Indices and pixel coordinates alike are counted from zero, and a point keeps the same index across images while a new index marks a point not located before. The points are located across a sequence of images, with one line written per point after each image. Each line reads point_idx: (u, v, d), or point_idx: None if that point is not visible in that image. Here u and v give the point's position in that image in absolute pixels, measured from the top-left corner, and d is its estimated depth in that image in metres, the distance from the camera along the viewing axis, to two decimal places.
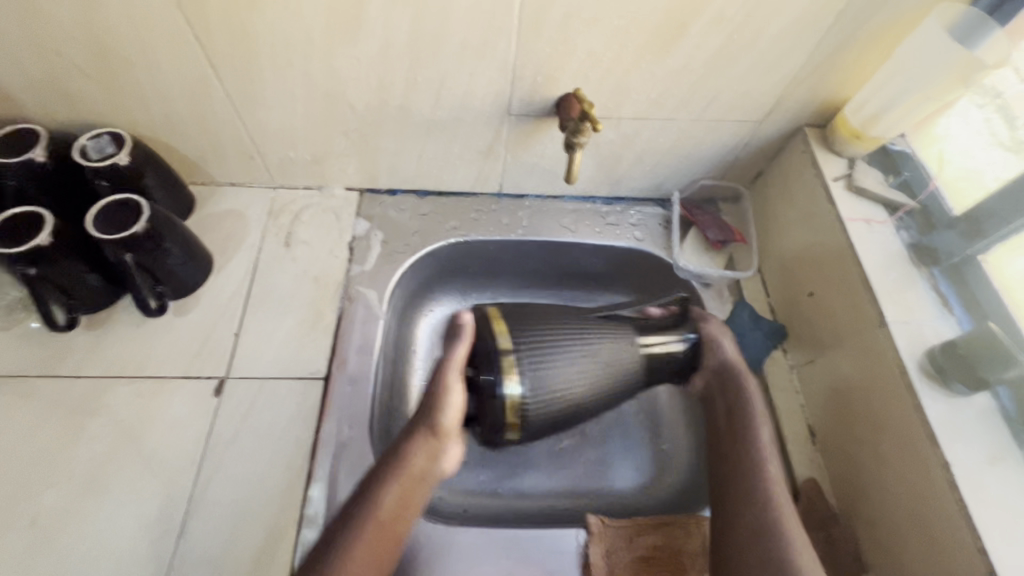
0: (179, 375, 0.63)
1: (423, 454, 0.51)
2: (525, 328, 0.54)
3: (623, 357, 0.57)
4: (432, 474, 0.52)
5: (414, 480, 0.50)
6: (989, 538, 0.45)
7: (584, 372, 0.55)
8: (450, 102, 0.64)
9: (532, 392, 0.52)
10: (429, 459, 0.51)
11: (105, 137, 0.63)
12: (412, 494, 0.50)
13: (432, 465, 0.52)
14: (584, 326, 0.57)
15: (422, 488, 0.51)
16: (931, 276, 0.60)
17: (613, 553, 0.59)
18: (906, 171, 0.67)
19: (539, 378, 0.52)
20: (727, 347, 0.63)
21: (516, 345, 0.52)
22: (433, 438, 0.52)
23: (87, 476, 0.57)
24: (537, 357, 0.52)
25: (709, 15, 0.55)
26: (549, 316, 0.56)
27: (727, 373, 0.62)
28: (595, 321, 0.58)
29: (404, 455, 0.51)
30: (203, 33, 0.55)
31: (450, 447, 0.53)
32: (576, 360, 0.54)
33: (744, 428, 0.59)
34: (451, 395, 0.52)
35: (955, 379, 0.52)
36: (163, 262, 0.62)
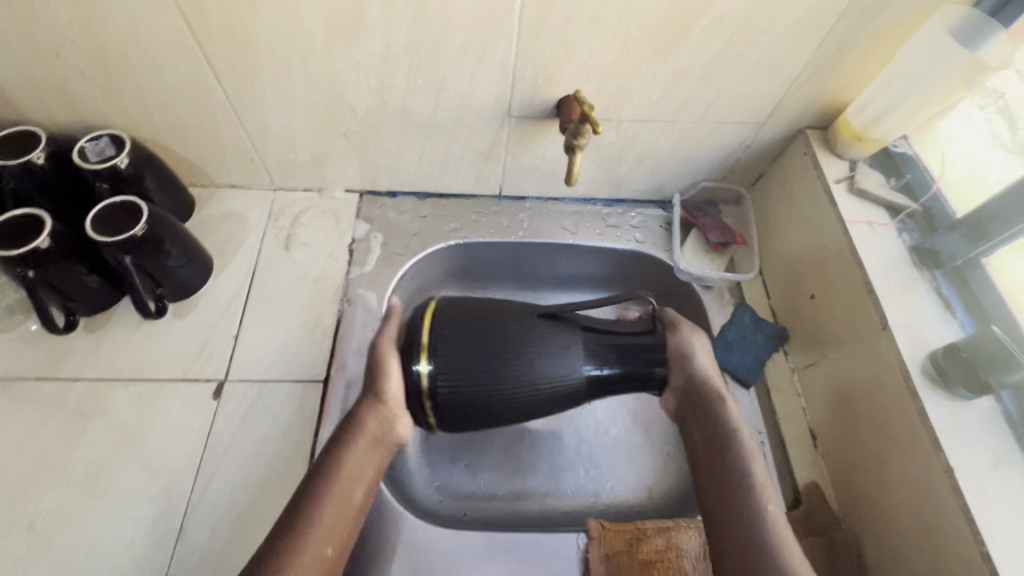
0: (178, 377, 0.63)
1: (374, 418, 0.54)
2: (446, 325, 0.54)
3: (564, 366, 0.53)
4: (386, 438, 0.55)
5: (369, 441, 0.53)
6: (992, 544, 0.45)
7: (517, 371, 0.52)
8: (450, 104, 0.64)
9: (453, 384, 0.52)
10: (382, 422, 0.54)
11: (105, 139, 0.63)
12: (370, 456, 0.53)
13: (387, 425, 0.55)
14: (524, 327, 0.54)
15: (377, 454, 0.54)
16: (933, 279, 0.60)
17: (614, 557, 0.58)
18: (907, 175, 0.66)
19: (459, 370, 0.52)
20: (700, 357, 0.60)
21: (437, 338, 0.53)
22: (383, 404, 0.54)
23: (86, 479, 0.57)
24: (452, 353, 0.52)
25: (710, 17, 0.54)
26: (490, 314, 0.55)
27: (701, 386, 0.59)
28: (540, 323, 0.55)
29: (356, 423, 0.54)
30: (203, 35, 0.54)
31: (403, 412, 0.56)
32: (517, 356, 0.53)
33: (719, 439, 0.56)
34: (389, 364, 0.54)
35: (958, 383, 0.51)
36: (163, 265, 0.62)
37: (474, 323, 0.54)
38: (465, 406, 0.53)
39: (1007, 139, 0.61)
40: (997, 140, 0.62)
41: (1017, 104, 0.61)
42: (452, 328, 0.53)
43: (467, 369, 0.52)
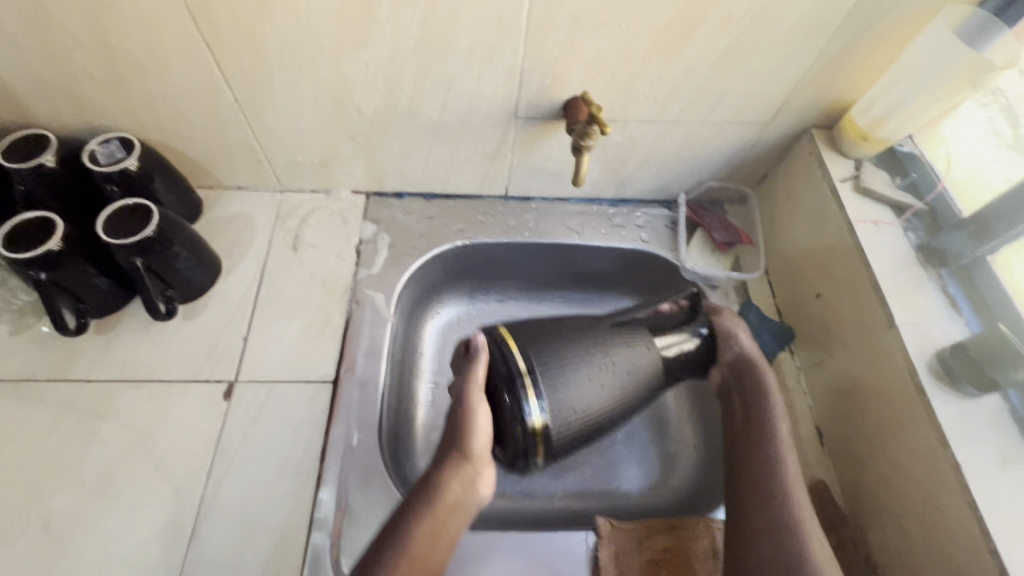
0: (188, 378, 0.63)
1: (458, 480, 0.50)
2: (540, 349, 0.49)
3: (637, 362, 0.53)
4: (469, 502, 0.51)
5: (451, 507, 0.49)
6: (1001, 540, 0.45)
7: (601, 388, 0.50)
8: (457, 106, 0.64)
9: (561, 415, 0.47)
10: (465, 483, 0.51)
11: (114, 142, 0.64)
12: (448, 525, 0.49)
13: (467, 491, 0.51)
14: (598, 337, 0.52)
15: (460, 516, 0.50)
16: (939, 277, 0.60)
17: (623, 555, 0.59)
18: (912, 173, 0.66)
19: (561, 401, 0.47)
20: (743, 337, 0.63)
21: (529, 364, 0.48)
22: (468, 463, 0.50)
23: (98, 480, 0.57)
24: (559, 377, 0.48)
25: (715, 18, 0.55)
26: (551, 329, 0.52)
27: (744, 365, 0.62)
28: (607, 330, 0.54)
29: (439, 483, 0.50)
30: (213, 39, 0.55)
31: (484, 472, 0.52)
32: (599, 373, 0.50)
33: (756, 413, 0.59)
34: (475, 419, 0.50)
35: (965, 381, 0.52)
36: (173, 266, 0.62)
37: (562, 343, 0.50)
38: (565, 437, 0.49)
39: (1009, 137, 0.62)
40: (999, 138, 0.62)
41: (1018, 102, 0.63)
42: (536, 349, 0.49)
43: (570, 393, 0.48)
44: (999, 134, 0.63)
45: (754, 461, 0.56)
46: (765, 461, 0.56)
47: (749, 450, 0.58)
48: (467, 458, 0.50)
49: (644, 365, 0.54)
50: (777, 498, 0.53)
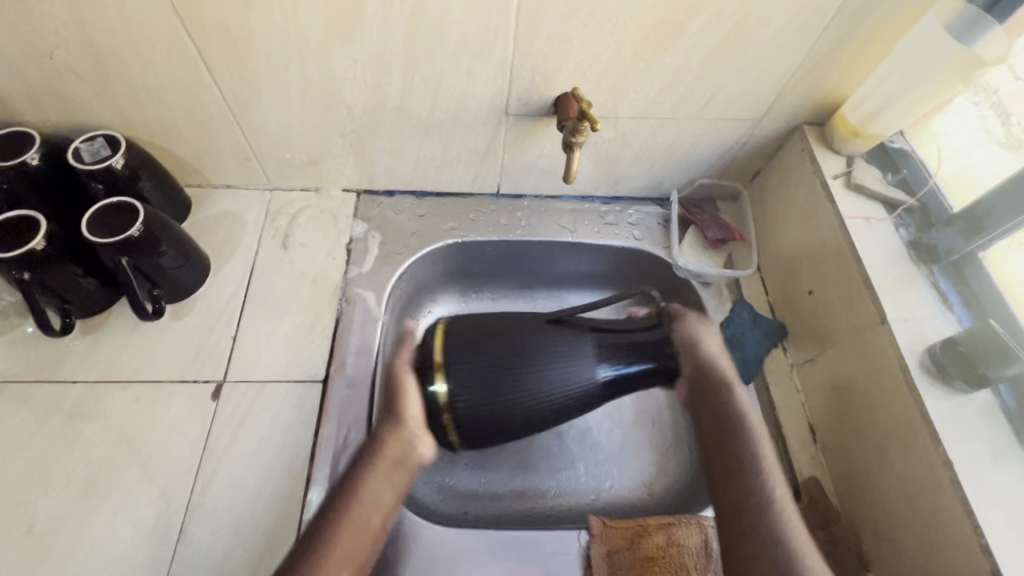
0: (176, 379, 0.63)
1: (393, 439, 0.53)
2: (467, 346, 0.56)
3: (573, 377, 0.55)
4: (411, 459, 0.53)
5: (390, 464, 0.51)
6: (992, 536, 0.45)
7: (519, 385, 0.54)
8: (447, 103, 0.64)
9: (473, 406, 0.54)
10: (400, 437, 0.53)
11: (99, 139, 0.63)
12: (390, 480, 0.50)
13: (409, 449, 0.53)
14: (539, 343, 0.56)
15: (399, 478, 0.51)
16: (930, 274, 0.60)
17: (616, 554, 0.58)
18: (904, 170, 0.66)
19: (474, 394, 0.54)
20: (708, 345, 0.59)
21: (449, 361, 0.55)
22: (405, 421, 0.54)
23: (84, 482, 0.57)
24: (479, 372, 0.54)
25: (706, 14, 0.55)
26: (489, 322, 0.58)
27: (710, 372, 0.58)
28: (550, 330, 0.57)
29: (371, 452, 0.51)
30: (198, 35, 0.54)
31: (421, 436, 0.54)
32: (530, 376, 0.54)
33: (727, 423, 0.55)
34: (405, 389, 0.55)
35: (957, 377, 0.51)
36: (160, 266, 0.62)
37: (491, 341, 0.56)
38: (483, 426, 0.55)
39: (1001, 134, 0.62)
40: (991, 136, 0.63)
41: (1011, 99, 0.62)
42: (457, 344, 0.56)
43: (481, 385, 0.54)
44: (990, 132, 0.63)
45: (733, 477, 0.51)
46: (739, 456, 0.52)
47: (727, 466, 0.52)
48: (403, 419, 0.54)
49: (574, 376, 0.55)
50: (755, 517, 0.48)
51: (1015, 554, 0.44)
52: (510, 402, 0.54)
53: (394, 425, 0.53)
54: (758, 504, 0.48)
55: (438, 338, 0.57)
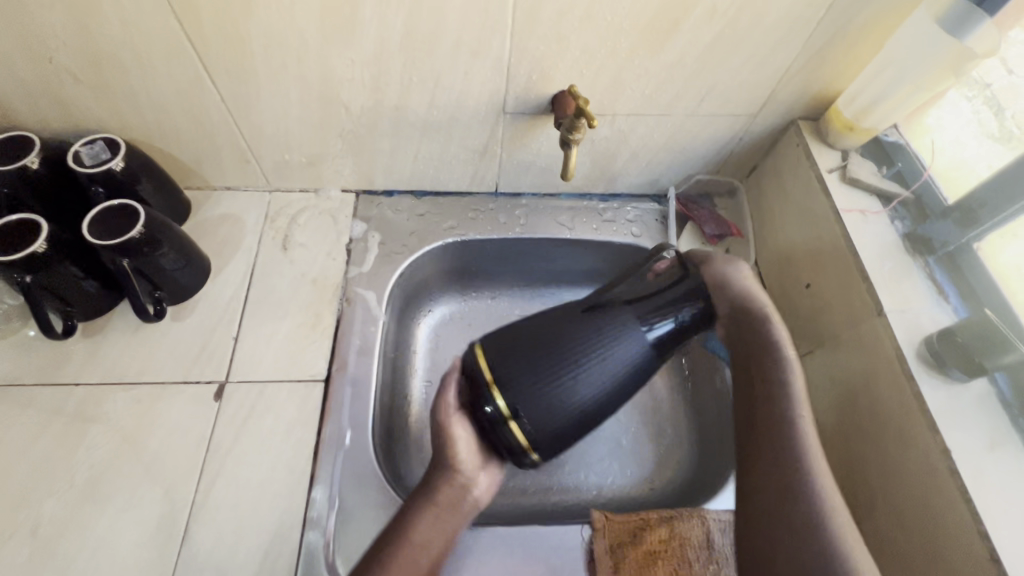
0: (178, 380, 0.63)
1: (450, 484, 0.52)
2: (506, 359, 0.48)
3: (622, 358, 0.49)
4: (467, 501, 0.52)
5: (446, 507, 0.51)
6: (990, 524, 0.46)
7: (585, 382, 0.48)
8: (445, 102, 0.64)
9: (541, 418, 0.47)
10: (456, 480, 0.52)
11: (99, 143, 0.63)
12: (444, 521, 0.51)
13: (463, 492, 0.52)
14: (584, 337, 0.49)
15: (454, 514, 0.52)
16: (925, 264, 0.60)
17: (618, 549, 0.59)
18: (899, 163, 0.67)
19: (532, 408, 0.47)
20: (739, 284, 0.57)
21: (496, 376, 0.48)
22: (458, 469, 0.52)
23: (88, 483, 0.57)
24: (523, 385, 0.47)
25: (700, 11, 0.55)
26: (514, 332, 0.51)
27: (748, 320, 0.56)
28: (586, 321, 0.51)
29: (434, 486, 0.51)
30: (197, 36, 0.54)
31: (477, 475, 0.53)
32: (590, 372, 0.48)
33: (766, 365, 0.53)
34: (455, 430, 0.52)
35: (953, 364, 0.52)
36: (161, 267, 0.62)
37: (537, 349, 0.49)
38: (553, 435, 0.48)
39: (993, 128, 0.62)
40: (984, 129, 0.62)
41: (1003, 94, 0.62)
42: (496, 361, 0.48)
43: (551, 390, 0.47)
44: (983, 126, 0.63)
45: (771, 442, 0.49)
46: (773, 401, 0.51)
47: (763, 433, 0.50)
48: (456, 463, 0.52)
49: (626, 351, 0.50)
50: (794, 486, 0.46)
51: (1013, 541, 0.45)
52: (581, 404, 0.48)
53: (448, 469, 0.51)
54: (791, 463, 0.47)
55: (479, 360, 0.50)
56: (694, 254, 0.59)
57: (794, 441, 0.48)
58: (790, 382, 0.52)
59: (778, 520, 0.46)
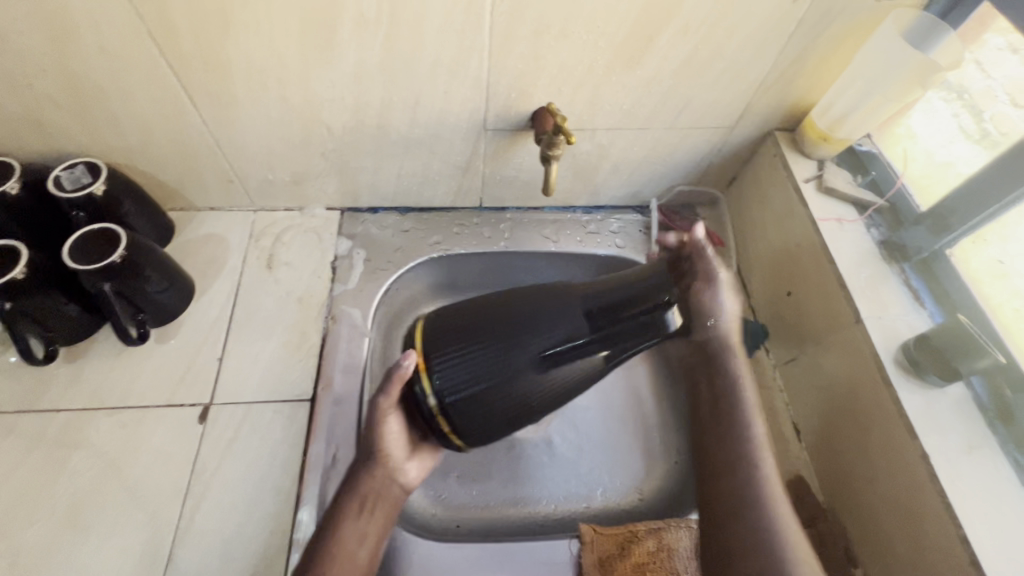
0: (162, 404, 0.62)
1: (377, 476, 0.51)
2: (446, 337, 0.48)
3: (563, 353, 0.47)
4: (396, 492, 0.52)
5: (375, 498, 0.51)
6: (970, 529, 0.46)
7: (503, 378, 0.46)
8: (426, 120, 0.65)
9: (465, 397, 0.46)
10: (385, 475, 0.51)
11: (80, 167, 0.63)
12: (372, 514, 0.50)
13: (391, 482, 0.51)
14: (528, 321, 0.48)
15: (380, 510, 0.51)
16: (902, 271, 0.62)
17: (606, 561, 0.59)
18: (873, 171, 0.69)
19: (459, 389, 0.46)
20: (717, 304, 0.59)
21: (435, 352, 0.47)
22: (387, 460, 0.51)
23: (70, 511, 0.56)
24: (454, 368, 0.46)
25: (673, 28, 0.56)
26: (482, 312, 0.49)
27: (719, 350, 0.60)
28: (542, 305, 0.49)
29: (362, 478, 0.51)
30: (176, 60, 0.55)
31: (407, 464, 0.52)
32: (521, 361, 0.47)
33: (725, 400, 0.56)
34: (387, 425, 0.50)
35: (930, 371, 0.53)
36: (144, 291, 0.62)
37: (481, 328, 0.48)
38: (475, 420, 0.47)
39: (974, 131, 0.61)
40: (966, 134, 0.62)
41: (980, 97, 0.61)
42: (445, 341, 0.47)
43: (484, 393, 0.46)
44: (964, 131, 0.62)
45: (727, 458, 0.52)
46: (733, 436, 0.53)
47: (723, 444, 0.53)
48: (385, 457, 0.51)
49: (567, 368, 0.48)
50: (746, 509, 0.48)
51: (992, 543, 0.46)
52: (498, 398, 0.46)
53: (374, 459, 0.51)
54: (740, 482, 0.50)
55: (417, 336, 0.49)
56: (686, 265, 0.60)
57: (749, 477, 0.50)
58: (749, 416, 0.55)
59: (747, 557, 0.46)
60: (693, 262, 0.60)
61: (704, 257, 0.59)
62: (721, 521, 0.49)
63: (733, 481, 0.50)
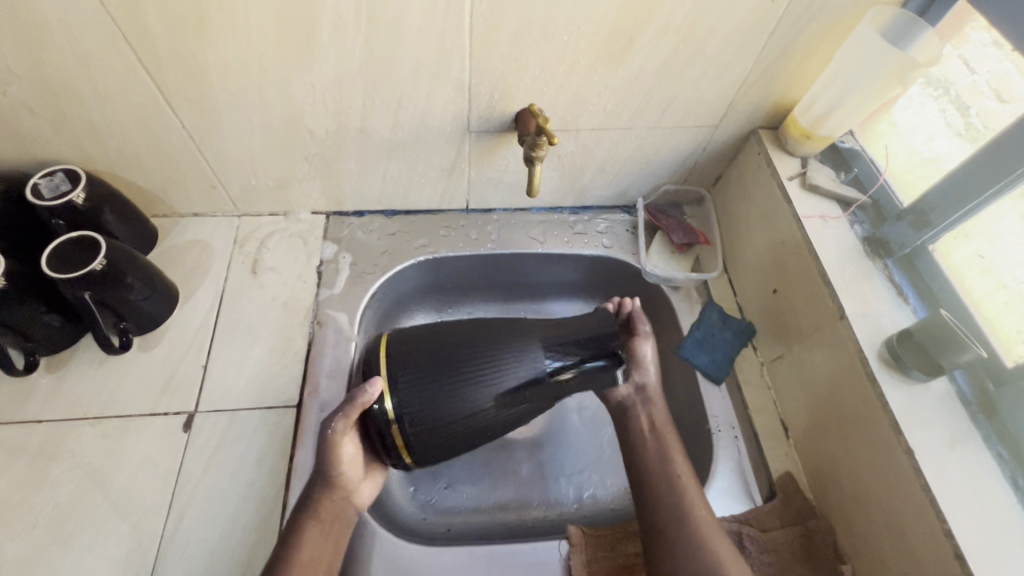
0: (145, 413, 0.62)
1: (334, 497, 0.53)
2: (409, 361, 0.50)
3: (511, 386, 0.50)
4: (350, 512, 0.54)
5: (331, 519, 0.52)
6: (954, 523, 0.46)
7: (459, 402, 0.49)
8: (409, 123, 0.65)
9: (423, 417, 0.49)
10: (341, 495, 0.53)
11: (59, 174, 0.62)
12: (328, 534, 0.51)
13: (345, 503, 0.54)
14: (487, 350, 0.51)
15: (338, 533, 0.52)
16: (885, 267, 0.62)
17: (595, 561, 0.58)
18: (855, 168, 0.70)
19: (418, 407, 0.49)
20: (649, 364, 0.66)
21: (398, 374, 0.49)
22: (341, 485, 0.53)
23: (52, 523, 0.55)
24: (416, 390, 0.49)
25: (654, 27, 0.56)
26: (447, 343, 0.52)
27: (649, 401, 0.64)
28: (502, 337, 0.52)
29: (316, 497, 0.52)
30: (153, 65, 0.54)
31: (361, 485, 0.55)
32: (475, 390, 0.49)
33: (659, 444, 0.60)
34: (343, 448, 0.52)
35: (912, 366, 0.53)
36: (126, 299, 0.61)
37: (441, 353, 0.51)
38: (429, 440, 0.50)
39: (961, 126, 0.60)
40: (950, 128, 0.61)
41: (966, 93, 0.60)
42: (413, 369, 0.49)
43: (440, 424, 0.49)
44: (950, 126, 0.61)
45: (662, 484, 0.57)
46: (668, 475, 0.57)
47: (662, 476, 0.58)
48: (342, 477, 0.53)
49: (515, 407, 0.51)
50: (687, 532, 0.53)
51: (976, 538, 0.46)
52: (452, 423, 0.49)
53: (332, 484, 0.53)
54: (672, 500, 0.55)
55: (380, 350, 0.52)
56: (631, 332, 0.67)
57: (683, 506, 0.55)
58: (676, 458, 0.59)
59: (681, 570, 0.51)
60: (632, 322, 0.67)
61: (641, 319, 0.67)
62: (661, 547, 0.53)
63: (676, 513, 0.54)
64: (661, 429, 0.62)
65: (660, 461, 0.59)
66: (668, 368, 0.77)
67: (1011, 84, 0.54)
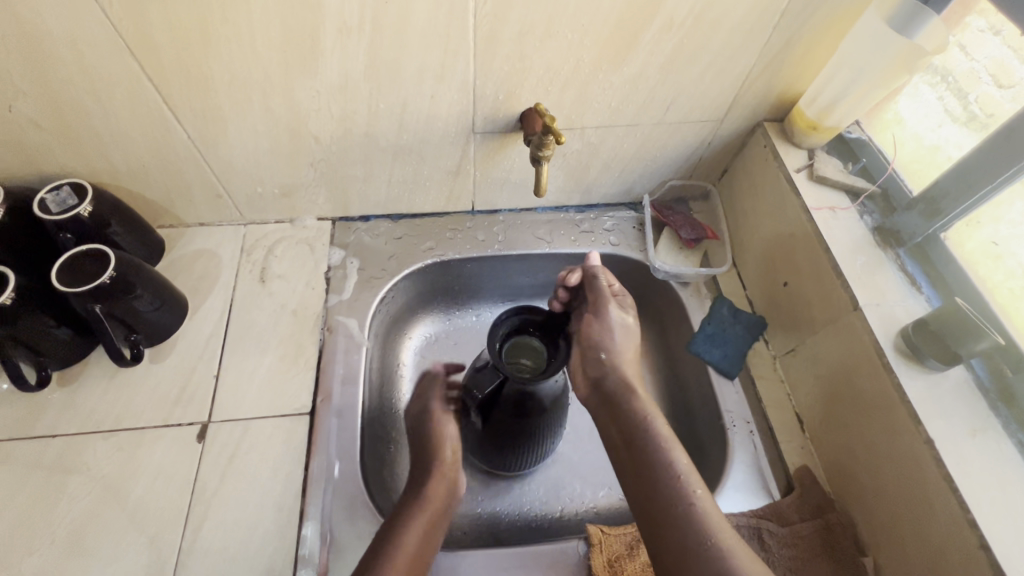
0: (159, 424, 0.62)
1: (441, 486, 0.56)
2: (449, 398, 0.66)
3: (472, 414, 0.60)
4: (450, 507, 0.56)
5: (436, 512, 0.54)
6: (978, 512, 0.46)
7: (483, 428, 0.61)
8: (414, 126, 0.64)
9: (487, 432, 0.62)
10: (449, 486, 0.56)
11: (65, 188, 0.62)
12: (433, 527, 0.53)
13: (448, 497, 0.56)
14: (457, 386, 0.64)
15: (442, 519, 0.54)
16: (896, 256, 0.62)
17: (616, 560, 0.58)
18: (863, 158, 0.69)
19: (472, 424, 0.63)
20: (613, 349, 0.57)
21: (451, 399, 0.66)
22: (445, 475, 0.57)
23: (69, 538, 0.55)
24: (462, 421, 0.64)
25: (659, 22, 0.56)
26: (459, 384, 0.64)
27: (616, 392, 0.55)
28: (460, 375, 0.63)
29: (425, 488, 0.55)
30: (158, 76, 0.54)
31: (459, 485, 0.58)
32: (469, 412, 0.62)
33: (642, 441, 0.50)
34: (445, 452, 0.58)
35: (929, 355, 0.53)
36: (135, 310, 0.61)
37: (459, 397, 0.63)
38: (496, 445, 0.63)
39: (959, 112, 0.61)
40: (952, 116, 0.61)
41: (965, 79, 0.60)
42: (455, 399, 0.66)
43: (486, 437, 0.62)
44: (951, 114, 0.62)
45: (638, 471, 0.49)
46: (656, 474, 0.48)
47: (636, 461, 0.50)
48: (445, 470, 0.57)
49: (495, 419, 0.59)
50: (696, 541, 0.44)
51: (1001, 527, 0.45)
52: (498, 440, 0.62)
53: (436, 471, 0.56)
54: (668, 502, 0.46)
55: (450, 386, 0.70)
56: (580, 320, 0.60)
57: (684, 507, 0.46)
58: (667, 451, 0.49)
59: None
60: (587, 292, 0.61)
61: (596, 287, 0.60)
62: (676, 560, 0.44)
63: (675, 518, 0.46)
64: (639, 426, 0.51)
65: (647, 457, 0.49)
66: (678, 364, 0.77)
67: (1009, 70, 0.54)
